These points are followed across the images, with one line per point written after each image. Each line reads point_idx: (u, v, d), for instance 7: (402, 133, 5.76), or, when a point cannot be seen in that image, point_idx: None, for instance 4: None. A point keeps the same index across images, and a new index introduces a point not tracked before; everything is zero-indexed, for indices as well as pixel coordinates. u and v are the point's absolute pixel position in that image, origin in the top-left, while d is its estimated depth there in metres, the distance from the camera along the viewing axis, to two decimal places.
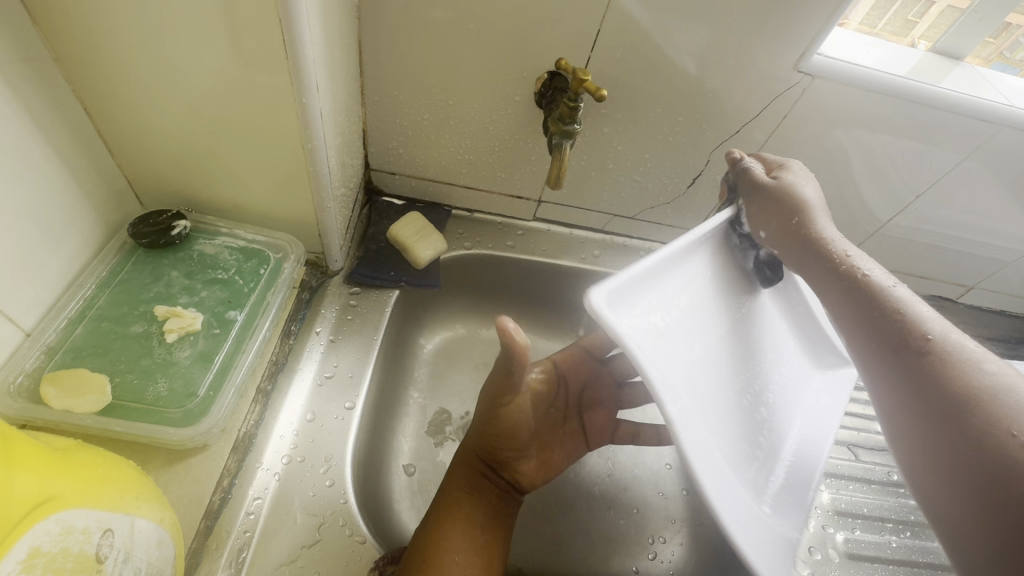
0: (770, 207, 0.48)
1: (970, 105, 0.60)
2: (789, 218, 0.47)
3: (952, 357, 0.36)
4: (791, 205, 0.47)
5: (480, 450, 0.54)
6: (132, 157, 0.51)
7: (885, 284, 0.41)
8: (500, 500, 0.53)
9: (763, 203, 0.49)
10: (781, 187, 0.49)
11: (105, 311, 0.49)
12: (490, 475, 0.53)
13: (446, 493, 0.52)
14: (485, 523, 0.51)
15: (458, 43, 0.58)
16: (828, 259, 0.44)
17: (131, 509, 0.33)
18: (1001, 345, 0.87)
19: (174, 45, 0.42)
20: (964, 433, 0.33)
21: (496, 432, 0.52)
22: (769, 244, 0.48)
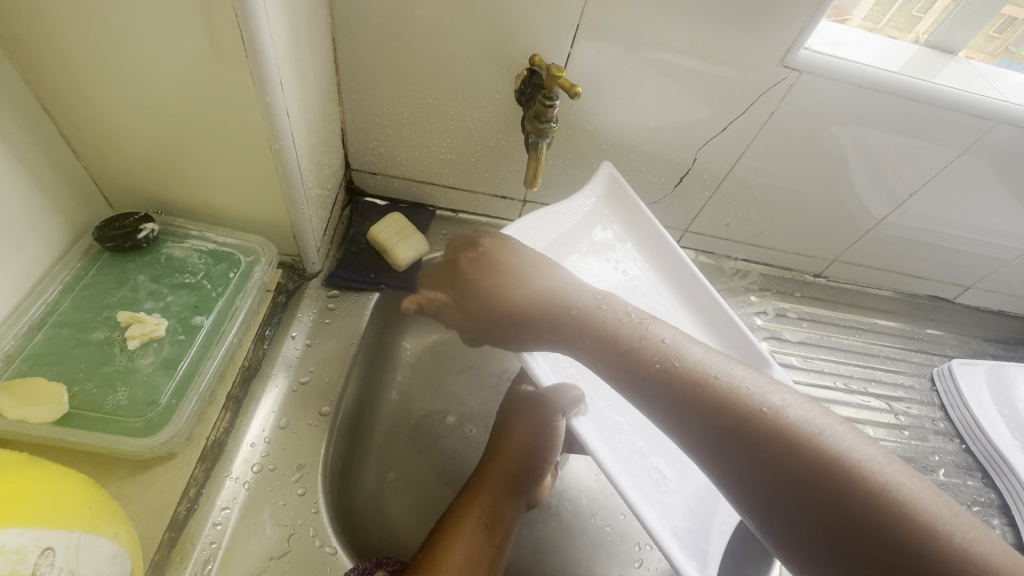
0: (474, 304, 0.53)
1: (964, 101, 0.58)
2: (489, 321, 0.52)
3: (769, 419, 0.40)
4: (496, 303, 0.52)
5: (501, 476, 0.54)
6: (97, 158, 0.50)
7: (672, 342, 0.46)
8: (507, 527, 0.53)
9: (467, 297, 0.54)
10: (489, 274, 0.53)
11: (67, 317, 0.48)
12: (506, 501, 0.53)
13: (454, 516, 0.51)
14: (493, 555, 0.50)
15: (434, 39, 0.57)
16: (580, 331, 0.48)
17: (77, 526, 0.32)
18: (998, 346, 0.85)
19: (130, 43, 0.40)
20: (795, 478, 0.37)
21: (525, 449, 0.54)
22: (505, 337, 0.53)
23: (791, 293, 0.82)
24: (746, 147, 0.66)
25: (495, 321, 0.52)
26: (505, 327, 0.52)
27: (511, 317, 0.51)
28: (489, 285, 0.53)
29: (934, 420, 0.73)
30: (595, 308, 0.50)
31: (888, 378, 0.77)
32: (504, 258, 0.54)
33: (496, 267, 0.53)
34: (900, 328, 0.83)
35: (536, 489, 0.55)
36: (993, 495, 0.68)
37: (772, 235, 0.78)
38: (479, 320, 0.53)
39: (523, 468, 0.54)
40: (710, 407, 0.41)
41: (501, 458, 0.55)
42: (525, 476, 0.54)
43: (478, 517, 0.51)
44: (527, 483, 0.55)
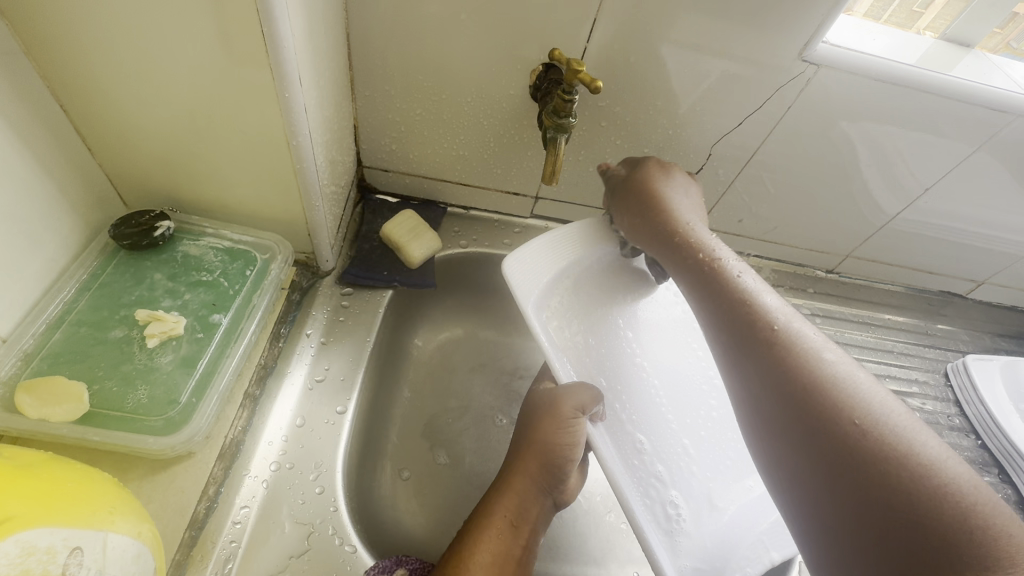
0: (650, 199, 0.55)
1: (983, 95, 0.57)
2: (645, 207, 0.55)
3: (799, 348, 0.41)
4: (659, 199, 0.55)
5: (529, 477, 0.52)
6: (112, 156, 0.49)
7: (755, 285, 0.47)
8: (533, 528, 0.52)
9: (643, 198, 0.55)
10: (662, 172, 0.57)
11: (85, 316, 0.48)
12: (533, 499, 0.52)
13: (482, 513, 0.51)
14: (520, 556, 0.49)
15: (449, 34, 0.56)
16: (693, 249, 0.51)
17: (103, 525, 0.32)
18: (1011, 342, 0.85)
19: (150, 39, 0.40)
20: (821, 403, 0.38)
21: (547, 449, 0.52)
22: (654, 242, 0.54)
23: (803, 289, 0.82)
24: (761, 142, 0.65)
25: (650, 209, 0.55)
26: (654, 202, 0.55)
27: (664, 216, 0.54)
28: (662, 193, 0.55)
29: (949, 415, 0.73)
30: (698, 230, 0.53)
31: (902, 374, 0.76)
32: (665, 186, 0.56)
33: (660, 186, 0.56)
34: (913, 324, 0.82)
35: (562, 486, 0.54)
36: (1011, 490, 0.68)
37: (785, 231, 0.77)
38: (642, 203, 0.55)
39: (546, 466, 0.52)
40: (743, 322, 0.44)
41: (532, 458, 0.52)
42: (547, 474, 0.52)
43: (507, 521, 0.50)
44: (556, 483, 0.53)
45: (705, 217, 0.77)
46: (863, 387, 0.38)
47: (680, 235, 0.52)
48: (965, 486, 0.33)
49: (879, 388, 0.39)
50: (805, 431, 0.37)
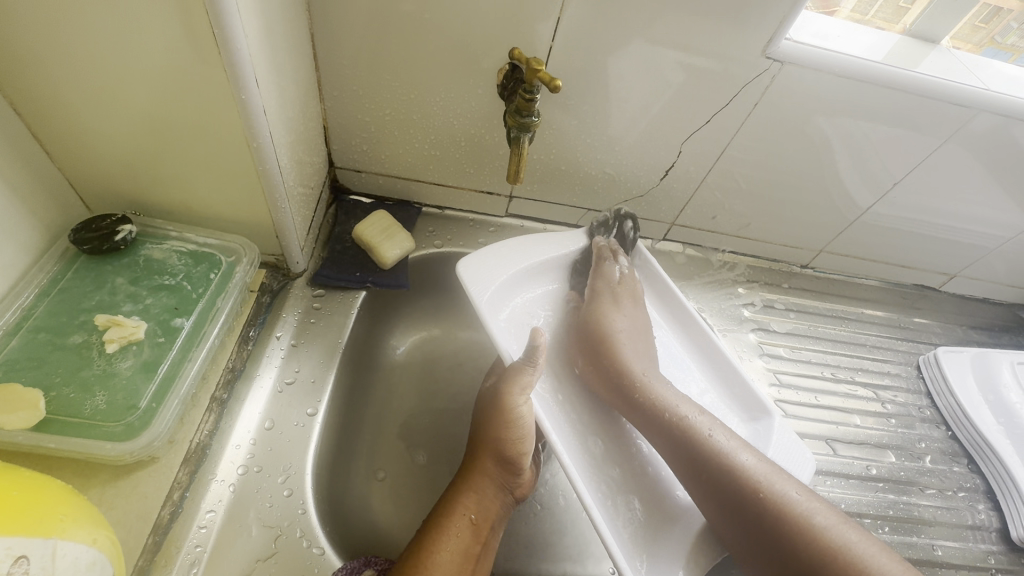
0: (601, 336, 0.59)
1: (946, 90, 0.58)
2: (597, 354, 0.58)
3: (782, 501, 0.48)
4: (612, 343, 0.58)
5: (487, 471, 0.53)
6: (70, 159, 0.49)
7: (710, 431, 0.52)
8: (492, 523, 0.52)
9: (590, 337, 0.60)
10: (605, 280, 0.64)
11: (43, 322, 0.48)
12: (491, 496, 0.52)
13: (442, 512, 0.51)
14: (479, 552, 0.50)
15: (414, 33, 0.56)
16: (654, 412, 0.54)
17: (53, 532, 0.32)
18: (984, 334, 0.86)
19: (100, 42, 0.39)
20: (777, 528, 0.47)
21: (501, 441, 0.52)
22: (617, 398, 0.57)
23: (778, 285, 0.82)
24: (730, 139, 0.66)
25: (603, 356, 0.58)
26: (603, 346, 0.58)
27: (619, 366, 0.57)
28: (612, 331, 0.59)
29: (920, 407, 0.74)
30: (651, 378, 0.57)
31: (875, 367, 0.77)
32: (614, 318, 0.61)
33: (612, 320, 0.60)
34: (887, 318, 0.83)
35: (519, 482, 0.54)
36: (979, 480, 0.68)
37: (758, 227, 0.78)
38: (594, 343, 0.59)
39: (504, 460, 0.52)
40: (755, 515, 0.48)
41: (489, 453, 0.53)
42: (505, 469, 0.53)
43: (469, 520, 0.50)
44: (511, 478, 0.54)
45: (678, 214, 0.77)
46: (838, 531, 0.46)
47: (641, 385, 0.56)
48: None
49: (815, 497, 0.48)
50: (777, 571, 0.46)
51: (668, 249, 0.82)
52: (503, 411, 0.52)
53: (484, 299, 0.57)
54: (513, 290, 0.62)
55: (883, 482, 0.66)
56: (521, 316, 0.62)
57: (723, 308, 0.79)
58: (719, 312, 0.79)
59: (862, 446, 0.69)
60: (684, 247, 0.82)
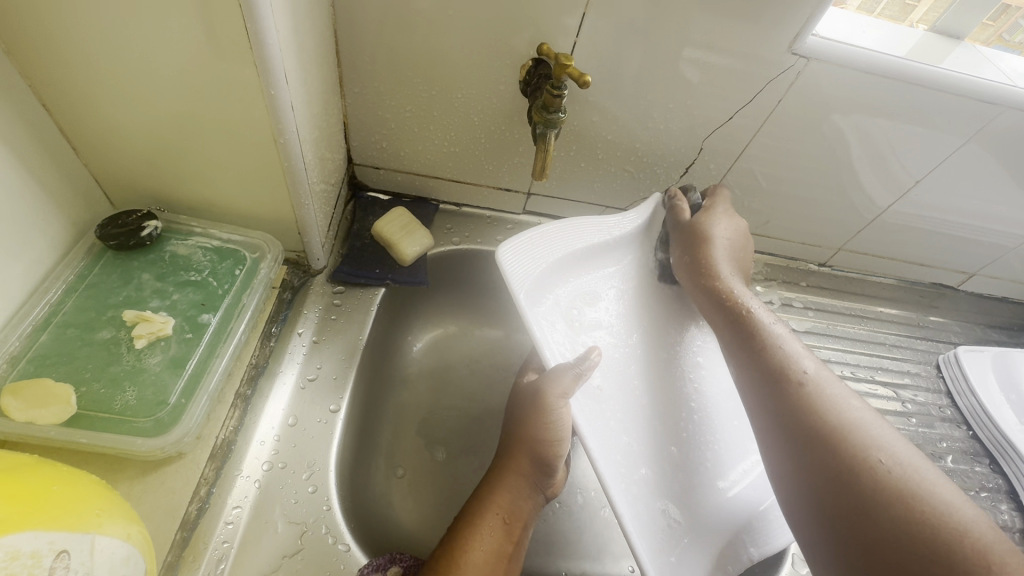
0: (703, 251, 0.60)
1: (974, 86, 0.57)
2: (691, 248, 0.61)
3: (829, 398, 0.44)
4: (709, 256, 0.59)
5: (522, 470, 0.53)
6: (98, 154, 0.49)
7: (790, 346, 0.50)
8: (524, 523, 0.52)
9: (688, 241, 0.62)
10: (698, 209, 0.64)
11: (71, 317, 0.48)
12: (524, 495, 0.53)
13: (476, 509, 0.51)
14: (512, 551, 0.50)
15: (437, 30, 0.56)
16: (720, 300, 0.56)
17: (91, 528, 0.32)
18: (1002, 333, 0.85)
19: (131, 37, 0.39)
20: (813, 417, 0.43)
21: (539, 441, 0.52)
22: (695, 286, 0.59)
23: (796, 283, 0.82)
24: (752, 136, 0.65)
25: (693, 251, 0.61)
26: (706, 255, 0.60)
27: (705, 262, 0.59)
28: (711, 237, 0.60)
29: (940, 406, 0.74)
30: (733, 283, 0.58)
31: (894, 366, 0.77)
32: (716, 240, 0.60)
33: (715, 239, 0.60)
34: (905, 317, 0.83)
35: (549, 481, 0.54)
36: (1001, 480, 0.68)
37: (777, 225, 0.77)
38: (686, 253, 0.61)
39: (542, 459, 0.53)
40: (789, 390, 0.46)
41: (527, 452, 0.53)
42: (541, 469, 0.53)
43: (503, 520, 0.50)
44: (544, 478, 0.54)
45: None
46: (886, 441, 0.41)
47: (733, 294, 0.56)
48: (978, 539, 0.35)
49: (905, 443, 0.42)
50: (810, 458, 0.42)
51: None
52: (543, 409, 0.52)
53: (521, 291, 0.55)
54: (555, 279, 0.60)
55: None
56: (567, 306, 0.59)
57: None
58: None
59: None
60: None
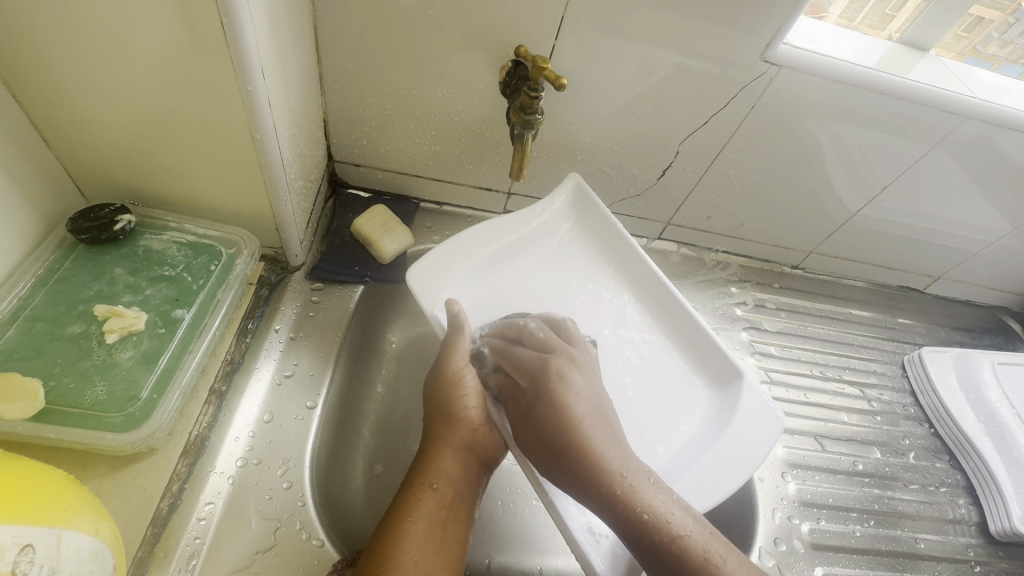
0: (562, 432, 0.49)
1: (936, 96, 0.60)
2: (536, 430, 0.50)
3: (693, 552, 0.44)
4: (572, 430, 0.49)
5: (438, 436, 0.51)
6: (69, 147, 0.48)
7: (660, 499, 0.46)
8: (460, 489, 0.50)
9: (529, 375, 0.52)
10: (528, 357, 0.53)
11: (41, 311, 0.47)
12: (448, 458, 0.50)
13: (406, 483, 0.49)
14: (447, 517, 0.48)
15: (418, 31, 0.56)
16: (566, 446, 0.48)
17: (58, 522, 0.32)
18: (965, 335, 0.88)
19: (106, 30, 0.39)
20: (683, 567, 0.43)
21: (443, 402, 0.52)
22: (527, 439, 0.50)
23: (769, 285, 0.84)
24: (727, 140, 0.67)
25: (539, 434, 0.50)
26: (567, 453, 0.48)
27: (555, 412, 0.50)
28: (566, 392, 0.51)
29: (904, 405, 0.76)
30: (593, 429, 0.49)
31: (861, 366, 0.79)
32: (570, 399, 0.50)
33: (571, 404, 0.50)
34: (874, 318, 0.85)
35: (477, 437, 0.51)
36: (960, 475, 0.71)
37: (752, 227, 0.79)
38: (532, 420, 0.50)
39: (453, 419, 0.51)
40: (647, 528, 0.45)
41: (436, 416, 0.52)
42: (459, 429, 0.51)
43: (430, 487, 0.48)
44: (467, 438, 0.51)
45: (674, 214, 0.78)
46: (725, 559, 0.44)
47: (624, 493, 0.46)
48: None
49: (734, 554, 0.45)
50: None
51: (663, 248, 0.83)
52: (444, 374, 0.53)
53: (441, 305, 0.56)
54: (478, 274, 0.60)
55: (869, 477, 0.68)
56: (506, 329, 0.56)
57: (715, 306, 0.81)
58: (712, 311, 0.80)
59: (849, 442, 0.71)
60: (679, 247, 0.83)
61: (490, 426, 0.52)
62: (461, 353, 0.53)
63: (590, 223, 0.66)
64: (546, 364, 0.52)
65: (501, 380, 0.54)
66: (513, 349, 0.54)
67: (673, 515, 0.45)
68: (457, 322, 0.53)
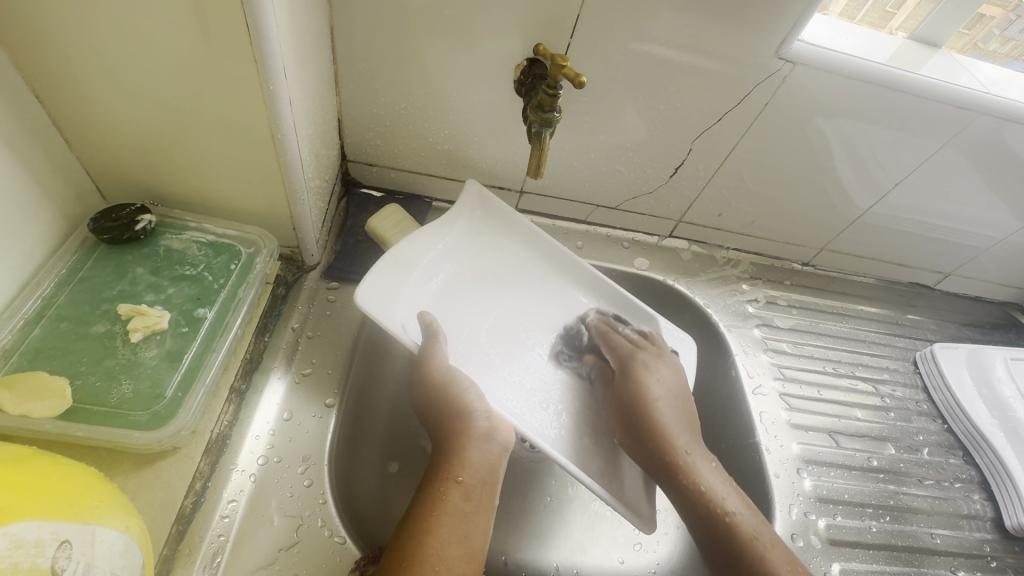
0: (638, 413, 0.58)
1: (950, 93, 0.60)
2: (629, 418, 0.58)
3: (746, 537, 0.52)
4: (646, 407, 0.58)
5: (455, 429, 0.51)
6: (91, 147, 0.48)
7: (734, 501, 0.54)
8: (484, 479, 0.49)
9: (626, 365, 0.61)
10: (622, 347, 0.63)
11: (64, 311, 0.47)
12: (467, 449, 0.50)
13: (428, 481, 0.49)
14: (470, 509, 0.47)
15: (433, 29, 0.56)
16: (654, 434, 0.56)
17: (91, 519, 0.32)
18: (977, 331, 0.88)
19: (132, 30, 0.39)
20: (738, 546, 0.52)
21: (449, 396, 0.53)
22: (620, 423, 0.59)
23: (780, 282, 0.84)
24: (740, 138, 0.67)
25: (632, 420, 0.58)
26: (648, 429, 0.57)
27: (637, 392, 0.59)
28: (649, 399, 0.58)
29: (917, 401, 0.76)
30: (687, 441, 0.57)
31: (873, 362, 0.79)
32: (651, 384, 0.60)
33: (649, 388, 0.59)
34: (884, 315, 0.86)
35: (491, 427, 0.51)
36: (974, 471, 0.71)
37: (763, 225, 0.79)
38: (622, 409, 0.59)
39: (465, 412, 0.52)
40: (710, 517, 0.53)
41: (445, 414, 0.53)
42: (472, 423, 0.51)
43: (455, 480, 0.48)
44: (484, 429, 0.51)
45: (685, 212, 0.78)
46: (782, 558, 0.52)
47: (685, 465, 0.55)
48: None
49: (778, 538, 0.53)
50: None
51: (674, 246, 0.83)
52: (436, 381, 0.53)
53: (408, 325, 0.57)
54: (433, 279, 0.61)
55: (882, 473, 0.68)
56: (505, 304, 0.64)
57: (727, 303, 0.81)
58: (724, 308, 0.80)
59: (862, 438, 0.71)
60: (689, 244, 0.83)
61: (501, 417, 0.53)
62: (437, 359, 0.54)
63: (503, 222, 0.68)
64: (633, 354, 0.62)
65: (598, 368, 0.63)
66: (610, 336, 0.64)
67: (726, 495, 0.54)
68: (431, 330, 0.55)
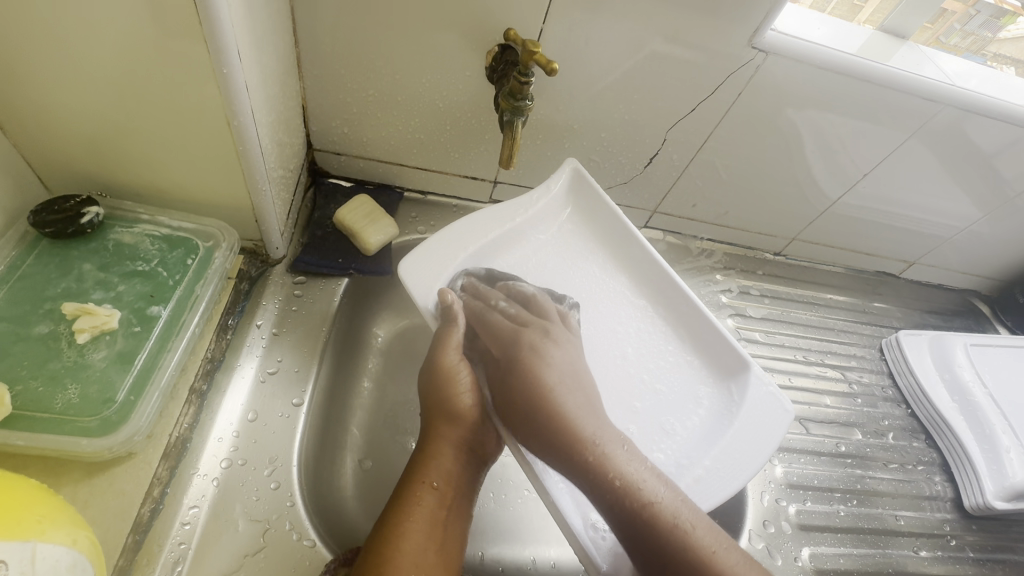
0: (530, 403, 0.50)
1: (916, 84, 0.61)
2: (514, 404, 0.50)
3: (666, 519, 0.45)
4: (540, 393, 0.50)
5: (439, 433, 0.50)
6: (27, 133, 0.45)
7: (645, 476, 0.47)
8: (459, 487, 0.49)
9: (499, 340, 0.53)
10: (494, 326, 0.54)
11: (3, 312, 0.44)
12: (449, 456, 0.49)
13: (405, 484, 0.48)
14: (446, 515, 0.47)
15: (399, 13, 0.54)
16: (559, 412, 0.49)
17: (32, 534, 0.30)
18: (938, 317, 0.91)
19: (64, 8, 0.36)
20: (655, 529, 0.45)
21: (446, 397, 0.51)
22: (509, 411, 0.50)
23: (753, 272, 0.85)
24: (712, 129, 0.67)
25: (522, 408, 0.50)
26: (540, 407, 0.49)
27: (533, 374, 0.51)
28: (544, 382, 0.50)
29: (883, 387, 0.79)
30: (603, 434, 0.49)
31: (842, 350, 0.81)
32: (542, 369, 0.51)
33: (539, 373, 0.51)
34: (852, 303, 0.87)
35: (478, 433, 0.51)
36: (935, 453, 0.73)
37: (736, 215, 0.80)
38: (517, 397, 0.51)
39: (455, 415, 0.50)
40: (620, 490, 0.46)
41: (437, 413, 0.51)
42: (462, 428, 0.50)
43: (431, 486, 0.48)
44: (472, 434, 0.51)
45: (659, 202, 0.78)
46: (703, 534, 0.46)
47: (596, 458, 0.47)
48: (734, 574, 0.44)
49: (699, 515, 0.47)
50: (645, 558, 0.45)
51: (648, 236, 0.83)
52: (440, 370, 0.51)
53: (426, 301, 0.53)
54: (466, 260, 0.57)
55: (850, 458, 0.70)
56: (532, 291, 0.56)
57: (701, 294, 0.81)
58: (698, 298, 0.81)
59: (831, 424, 0.73)
60: (664, 235, 0.83)
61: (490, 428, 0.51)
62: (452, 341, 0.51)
63: (585, 209, 0.63)
64: (518, 334, 0.53)
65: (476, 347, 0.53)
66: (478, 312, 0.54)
67: (646, 479, 0.47)
68: (448, 313, 0.52)
